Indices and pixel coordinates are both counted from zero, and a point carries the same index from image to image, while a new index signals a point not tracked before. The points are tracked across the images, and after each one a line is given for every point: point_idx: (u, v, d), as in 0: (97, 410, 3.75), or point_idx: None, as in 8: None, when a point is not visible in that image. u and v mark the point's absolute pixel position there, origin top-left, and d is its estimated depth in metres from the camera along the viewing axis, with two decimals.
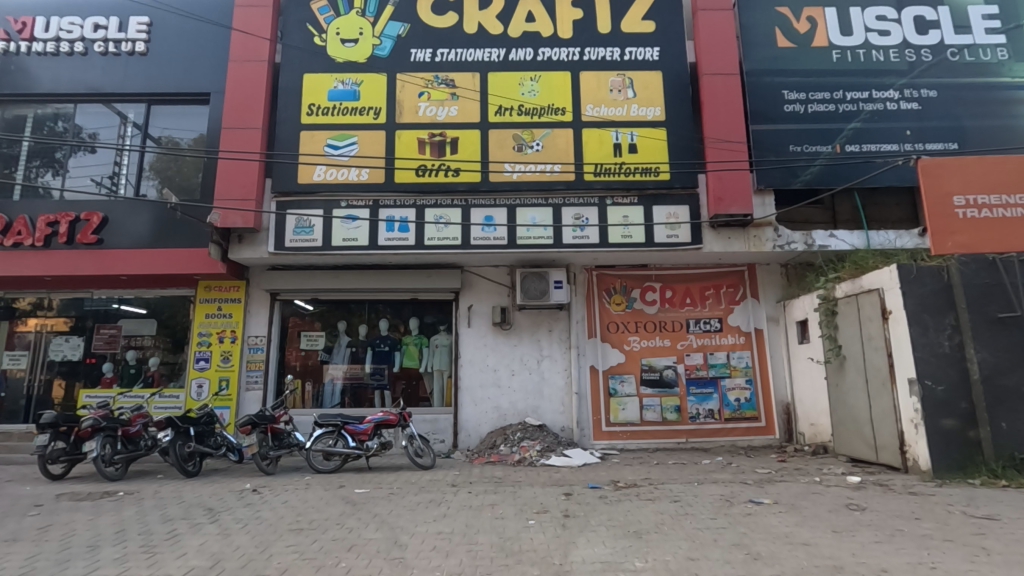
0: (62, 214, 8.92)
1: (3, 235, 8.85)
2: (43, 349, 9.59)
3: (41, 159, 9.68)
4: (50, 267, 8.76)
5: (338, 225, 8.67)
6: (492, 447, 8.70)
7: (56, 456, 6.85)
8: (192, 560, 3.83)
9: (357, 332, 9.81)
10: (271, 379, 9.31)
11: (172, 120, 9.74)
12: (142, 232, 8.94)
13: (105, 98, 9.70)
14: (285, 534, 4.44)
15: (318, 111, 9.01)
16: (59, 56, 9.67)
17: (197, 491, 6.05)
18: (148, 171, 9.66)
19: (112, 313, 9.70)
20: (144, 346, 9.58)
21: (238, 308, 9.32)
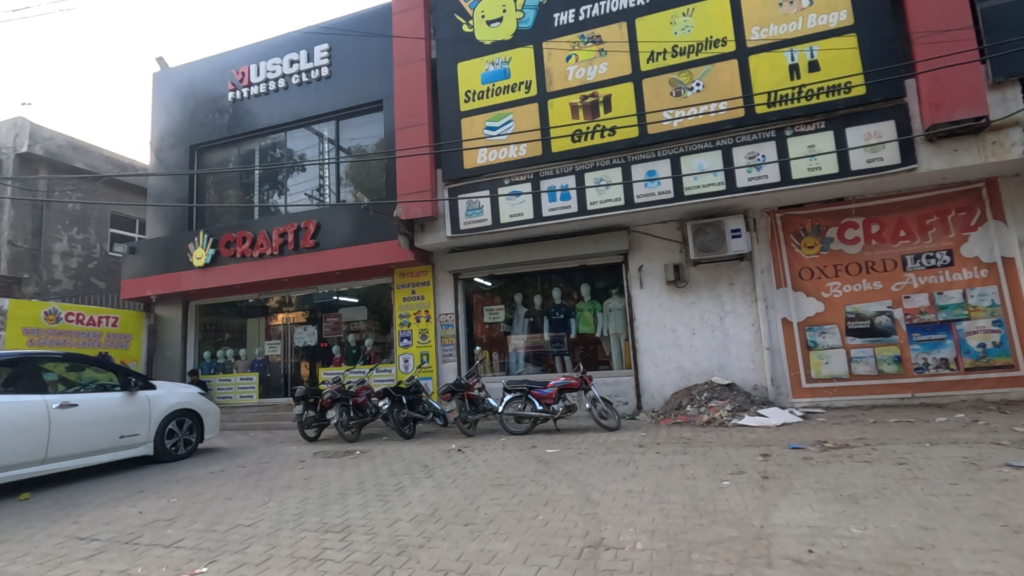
0: (288, 225, 10.78)
1: (252, 248, 10.99)
2: (290, 337, 11.81)
3: (269, 183, 11.77)
4: (285, 270, 10.68)
5: (505, 202, 9.08)
6: (678, 408, 8.47)
7: (309, 421, 8.41)
8: (416, 508, 4.49)
9: (533, 302, 10.25)
10: (463, 351, 10.23)
11: (357, 130, 11.05)
12: (346, 233, 10.39)
13: (306, 122, 11.37)
14: (488, 488, 4.93)
15: (475, 96, 9.45)
16: (270, 94, 11.59)
17: (414, 451, 6.99)
18: (345, 179, 11.14)
19: (334, 304, 11.51)
20: (360, 329, 11.22)
21: (428, 290, 10.37)
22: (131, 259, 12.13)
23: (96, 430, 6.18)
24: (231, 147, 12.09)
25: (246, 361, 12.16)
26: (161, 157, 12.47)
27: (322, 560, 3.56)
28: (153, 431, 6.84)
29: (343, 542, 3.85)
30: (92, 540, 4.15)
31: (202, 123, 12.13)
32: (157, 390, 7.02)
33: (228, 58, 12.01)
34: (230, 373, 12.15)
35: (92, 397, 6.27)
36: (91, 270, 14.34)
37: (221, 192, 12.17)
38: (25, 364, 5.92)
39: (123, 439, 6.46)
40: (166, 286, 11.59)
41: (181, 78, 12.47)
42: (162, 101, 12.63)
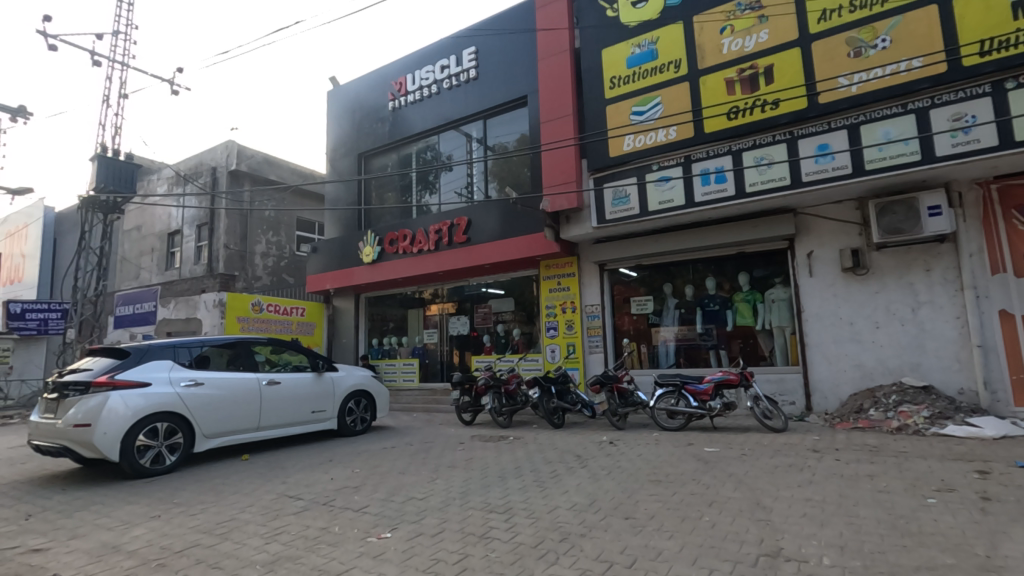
0: (442, 223, 11.52)
1: (412, 244, 11.93)
2: (445, 326, 12.64)
3: (423, 183, 12.66)
4: (440, 264, 11.42)
5: (653, 188, 8.74)
6: (858, 411, 7.51)
7: (465, 406, 8.95)
8: (574, 496, 4.53)
9: (684, 293, 9.78)
10: (610, 342, 10.10)
11: (503, 128, 11.40)
12: (495, 227, 10.80)
13: (456, 124, 12.00)
14: (646, 483, 4.80)
15: (620, 82, 9.21)
16: (424, 100, 12.46)
17: (566, 440, 7.06)
18: (491, 176, 11.57)
19: (484, 296, 12.06)
20: (508, 320, 11.62)
21: (574, 281, 10.39)
22: (314, 257, 13.87)
23: (295, 404, 7.20)
24: (391, 153, 13.20)
25: (407, 348, 13.27)
26: (334, 166, 14.05)
27: (489, 538, 3.75)
28: (336, 407, 7.77)
29: (507, 523, 4.03)
30: (298, 498, 4.84)
31: (367, 133, 13.42)
32: (339, 372, 7.95)
33: (388, 71, 13.13)
34: (394, 358, 13.35)
35: (290, 375, 7.27)
36: (282, 267, 16.68)
37: (383, 194, 13.36)
38: (241, 346, 7.01)
39: (314, 413, 7.42)
40: (341, 280, 13.07)
41: (349, 94, 13.93)
42: (335, 116, 14.21)
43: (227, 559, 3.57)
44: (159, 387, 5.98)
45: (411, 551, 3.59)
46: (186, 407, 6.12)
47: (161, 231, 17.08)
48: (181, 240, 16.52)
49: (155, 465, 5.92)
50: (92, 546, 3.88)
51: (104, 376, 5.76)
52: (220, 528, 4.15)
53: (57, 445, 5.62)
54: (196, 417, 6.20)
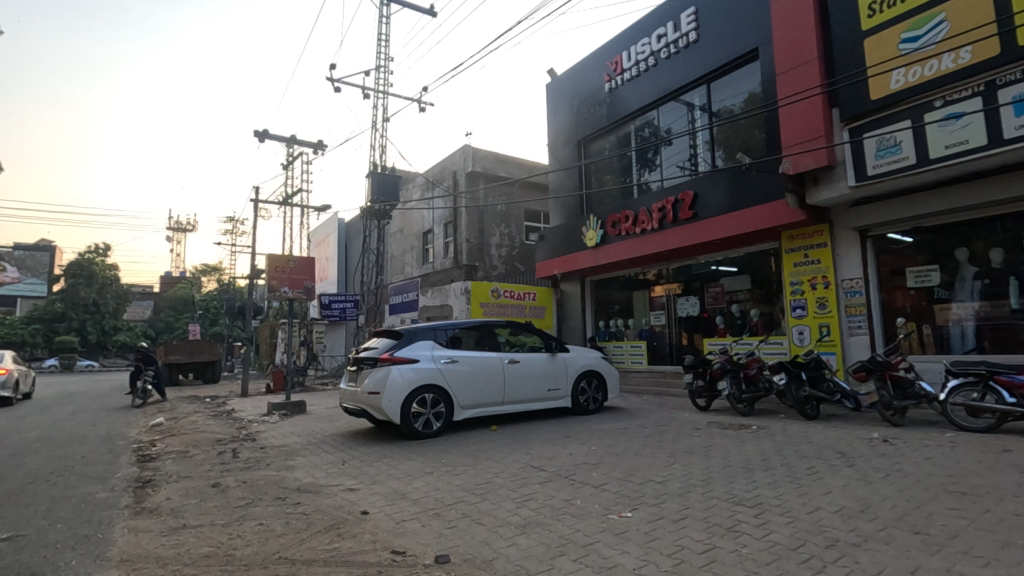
0: (666, 199, 11.07)
1: (635, 225, 11.73)
2: (673, 308, 12.18)
3: (643, 161, 12.33)
4: (666, 243, 11.01)
5: (936, 130, 7.02)
6: None
7: (699, 391, 8.51)
8: (841, 499, 3.93)
9: (988, 258, 7.69)
10: (878, 323, 8.47)
11: (730, 89, 10.41)
12: (725, 199, 9.96)
13: (675, 94, 11.37)
14: (942, 494, 3.91)
15: (882, 8, 7.62)
16: (641, 76, 12.11)
17: (824, 434, 6.18)
18: (718, 144, 10.68)
19: (714, 274, 11.27)
20: (744, 299, 10.65)
21: (826, 253, 8.98)
22: (542, 245, 14.67)
23: (534, 383, 7.75)
24: (610, 135, 13.15)
25: (634, 330, 13.15)
26: (556, 155, 14.60)
27: (738, 532, 3.49)
28: (570, 386, 8.12)
29: (757, 519, 3.70)
30: (542, 469, 5.20)
31: (586, 118, 13.60)
32: (570, 353, 8.28)
33: (603, 53, 13.09)
34: (622, 340, 13.37)
35: (527, 355, 7.84)
36: (515, 256, 18.07)
37: (603, 177, 13.42)
38: (486, 328, 7.79)
39: (550, 391, 7.89)
40: (568, 265, 13.58)
41: (567, 83, 14.29)
42: (554, 107, 14.73)
43: (486, 516, 4.01)
44: (425, 363, 7.03)
45: (653, 534, 3.55)
46: (446, 380, 7.09)
47: (418, 231, 20.02)
48: (433, 238, 19.13)
49: (426, 429, 7.00)
50: (387, 491, 4.76)
51: (387, 353, 6.99)
52: (479, 489, 4.70)
53: (359, 407, 7.03)
54: (454, 390, 7.13)
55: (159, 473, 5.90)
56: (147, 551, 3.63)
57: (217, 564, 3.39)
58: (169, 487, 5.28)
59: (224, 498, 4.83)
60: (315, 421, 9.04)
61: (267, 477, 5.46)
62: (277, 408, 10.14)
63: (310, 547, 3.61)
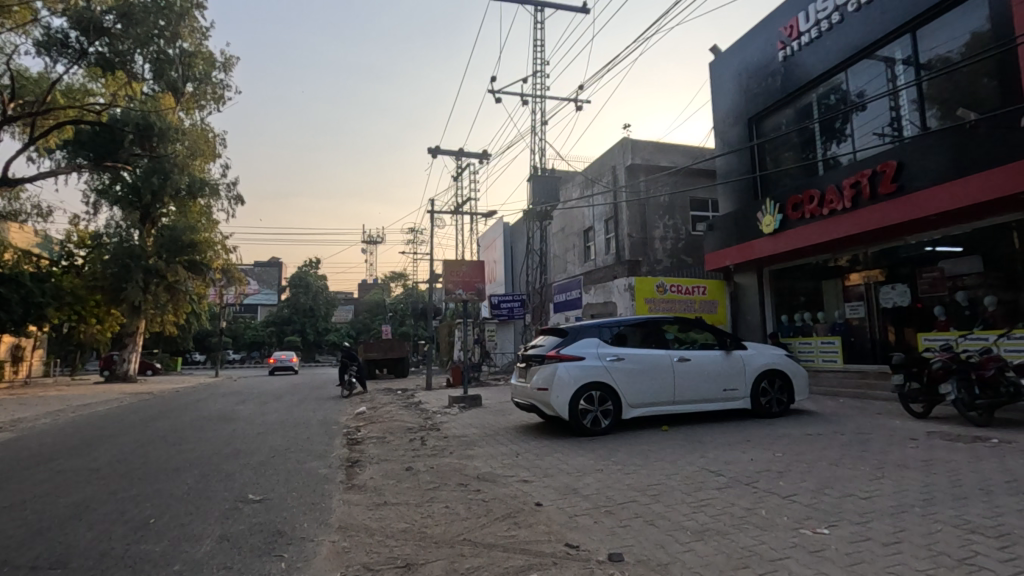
0: (860, 174, 9.63)
1: (822, 205, 10.38)
2: (874, 298, 10.60)
3: (828, 133, 10.91)
4: (861, 224, 9.56)
5: None
6: None
7: (914, 395, 7.24)
8: None
9: None
10: None
11: (943, 34, 8.70)
12: (942, 166, 8.34)
13: (868, 51, 9.85)
14: None
15: None
16: (823, 36, 10.72)
17: None
18: (929, 102, 9.00)
19: (930, 256, 9.51)
20: (974, 284, 8.86)
21: None
22: (711, 235, 13.75)
23: (707, 382, 7.31)
24: (786, 108, 11.88)
25: (825, 324, 11.70)
26: (724, 137, 13.57)
27: (975, 566, 2.91)
28: (749, 387, 7.50)
29: (1003, 553, 3.04)
30: (719, 474, 4.88)
31: (757, 93, 12.43)
32: (748, 350, 7.65)
33: (775, 19, 11.84)
34: (810, 336, 11.96)
35: (699, 353, 7.42)
36: (681, 249, 17.22)
37: (779, 156, 12.17)
38: (653, 325, 7.54)
39: (726, 392, 7.37)
40: (741, 256, 12.55)
41: (733, 58, 13.21)
42: (720, 85, 13.71)
43: (660, 519, 3.89)
44: (591, 360, 7.05)
45: (857, 556, 3.12)
46: (612, 378, 7.04)
47: (579, 230, 20.20)
48: (593, 235, 19.14)
49: (595, 426, 7.02)
50: (559, 485, 4.88)
51: (553, 351, 7.16)
52: (651, 490, 4.57)
53: (529, 403, 7.33)
54: (622, 388, 7.05)
55: (364, 455, 6.79)
56: (357, 521, 4.21)
57: (412, 539, 3.80)
58: (372, 467, 6.07)
59: (416, 481, 5.39)
60: (490, 414, 9.64)
61: (450, 464, 5.97)
62: (457, 400, 11.03)
63: (491, 532, 3.86)
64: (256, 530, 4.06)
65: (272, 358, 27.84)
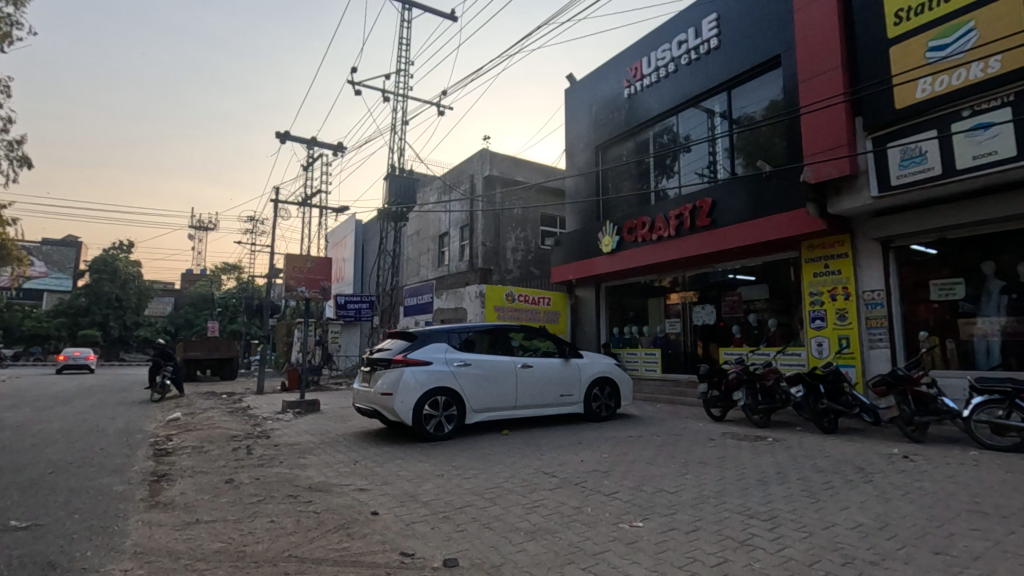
0: (683, 207, 10.99)
1: (652, 231, 11.63)
2: (688, 316, 12.06)
3: (660, 167, 12.27)
4: (682, 251, 10.89)
5: (965, 140, 6.88)
6: None
7: (714, 401, 8.44)
8: (859, 516, 3.91)
9: (1014, 272, 7.51)
10: (901, 336, 8.25)
11: (750, 96, 10.33)
12: (744, 207, 9.85)
13: (695, 101, 11.32)
14: (964, 514, 3.88)
15: (909, 15, 7.56)
16: (660, 81, 12.07)
17: (842, 450, 6.17)
18: (738, 152, 10.59)
19: (732, 283, 11.15)
20: (762, 308, 10.50)
21: (847, 263, 8.80)
22: (557, 250, 14.64)
23: (547, 388, 7.72)
24: (627, 140, 13.13)
25: (648, 337, 13.05)
26: (574, 160, 14.57)
27: (752, 546, 3.45)
28: (583, 393, 8.07)
29: (772, 533, 3.65)
30: (552, 475, 5.17)
31: (604, 123, 13.58)
32: (584, 359, 8.24)
33: (623, 59, 13.07)
34: (636, 347, 13.29)
35: (541, 360, 7.82)
36: (530, 261, 18.06)
37: (619, 183, 13.39)
38: (500, 332, 7.77)
39: (563, 397, 7.85)
40: (582, 272, 13.53)
41: (586, 89, 14.27)
42: (573, 111, 14.72)
43: (496, 521, 3.99)
44: (438, 365, 7.04)
45: (664, 544, 3.51)
46: (458, 383, 7.09)
47: (434, 234, 20.16)
48: (448, 240, 19.25)
49: (438, 431, 7.00)
50: (397, 492, 4.76)
51: (400, 355, 7.02)
52: (488, 493, 4.68)
53: (371, 408, 7.07)
54: (467, 394, 7.13)
55: (174, 468, 5.97)
56: (159, 545, 3.67)
57: (227, 561, 3.41)
58: (183, 481, 5.35)
59: (236, 494, 4.87)
60: (328, 420, 9.11)
61: (279, 475, 5.51)
62: (291, 406, 10.24)
63: (320, 546, 3.62)
64: (18, 564, 3.33)
65: (59, 355, 23.37)
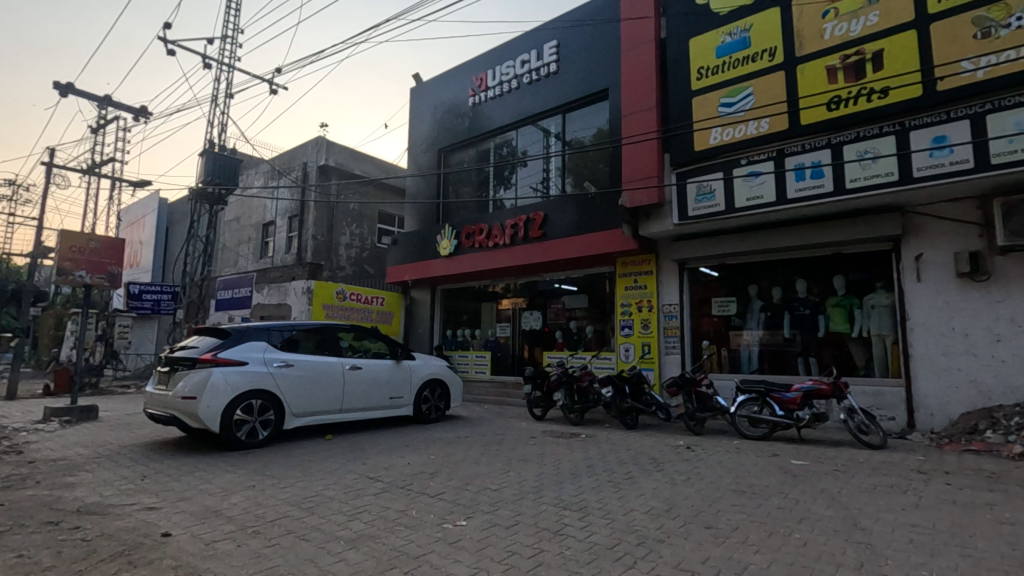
0: (518, 217, 11.55)
1: (488, 238, 12.02)
2: (518, 321, 12.68)
3: (499, 178, 12.75)
4: (515, 259, 11.43)
5: (741, 184, 8.32)
6: (972, 432, 6.78)
7: (536, 401, 8.98)
8: (652, 501, 4.48)
9: (770, 295, 9.25)
10: (688, 344, 9.68)
11: (582, 122, 11.27)
12: (571, 222, 10.70)
13: (534, 119, 12.00)
14: (728, 493, 4.68)
15: (708, 73, 8.91)
16: (503, 96, 12.57)
17: (641, 443, 7.03)
18: (569, 171, 11.45)
19: (557, 291, 12.01)
20: (582, 316, 11.48)
21: (651, 279, 10.06)
22: (394, 249, 14.34)
23: (376, 390, 7.49)
24: (470, 148, 13.41)
25: (480, 341, 13.42)
26: (416, 160, 14.45)
27: (564, 535, 3.74)
28: (413, 395, 8.00)
29: (581, 522, 3.99)
30: (377, 480, 5.03)
31: (448, 128, 13.70)
32: (415, 361, 8.17)
33: (469, 68, 13.35)
34: (467, 349, 13.58)
35: (371, 361, 7.57)
36: (365, 258, 17.43)
37: (460, 189, 13.61)
38: (328, 332, 7.36)
39: (392, 400, 7.69)
40: (418, 273, 13.45)
41: (432, 91, 14.27)
42: (418, 112, 14.61)
43: (314, 532, 3.75)
44: (255, 366, 6.42)
45: (485, 541, 3.63)
46: (277, 386, 6.53)
47: (257, 222, 18.37)
48: (273, 230, 17.69)
49: (250, 438, 6.35)
50: (196, 509, 4.21)
51: (208, 354, 6.24)
52: (307, 502, 4.38)
53: (168, 414, 6.17)
54: (286, 397, 6.60)
55: None
56: None
57: None
58: None
59: None
60: (107, 429, 7.71)
61: (35, 498, 4.51)
62: (57, 414, 8.46)
63: None
64: None
65: None
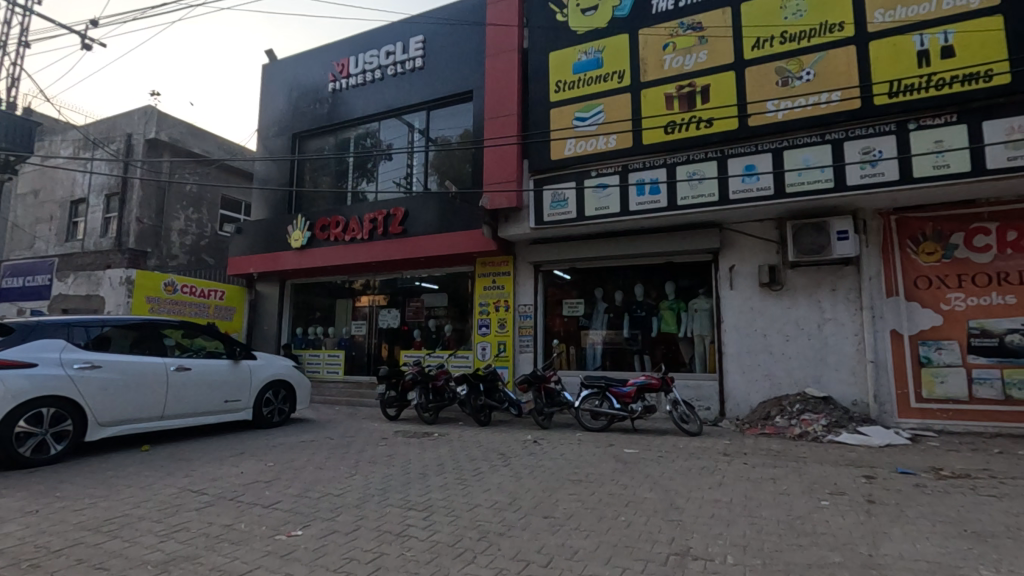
0: (377, 211, 11.20)
1: (345, 232, 11.50)
2: (375, 318, 12.30)
3: (359, 170, 12.26)
4: (373, 254, 11.07)
5: (591, 194, 8.95)
6: (766, 418, 8.00)
7: (390, 401, 8.79)
8: (496, 495, 4.61)
9: (613, 298, 10.05)
10: (541, 343, 10.16)
11: (446, 121, 11.27)
12: (432, 220, 10.64)
13: (397, 112, 11.74)
14: (567, 483, 4.99)
15: (565, 87, 9.42)
16: (366, 85, 12.10)
17: (492, 439, 7.22)
18: (432, 169, 11.39)
19: (416, 289, 11.86)
20: (441, 315, 11.47)
21: (508, 280, 10.39)
22: (237, 238, 13.08)
23: (207, 393, 6.76)
24: (328, 135, 12.71)
25: (333, 339, 12.78)
26: (267, 143, 13.33)
27: (406, 536, 3.70)
28: (252, 398, 7.35)
29: (424, 522, 3.98)
30: (202, 493, 4.53)
31: (304, 112, 12.84)
32: (257, 360, 7.52)
33: (330, 51, 12.64)
34: (319, 348, 12.86)
35: (202, 361, 6.81)
36: (202, 247, 15.65)
37: (317, 178, 12.85)
38: (148, 329, 6.49)
39: (226, 403, 6.99)
40: (266, 265, 12.42)
41: (287, 71, 13.26)
42: (270, 91, 13.49)
43: (114, 559, 3.27)
44: (47, 368, 5.42)
45: (321, 550, 3.45)
46: (78, 391, 5.58)
47: (63, 199, 15.59)
48: (85, 209, 15.14)
49: (38, 454, 5.34)
50: None
51: None
52: (108, 525, 3.81)
53: None
54: (90, 403, 5.67)
55: None
56: None
57: None
58: None
59: None
60: None
61: None
62: None
63: None
64: None
65: None
